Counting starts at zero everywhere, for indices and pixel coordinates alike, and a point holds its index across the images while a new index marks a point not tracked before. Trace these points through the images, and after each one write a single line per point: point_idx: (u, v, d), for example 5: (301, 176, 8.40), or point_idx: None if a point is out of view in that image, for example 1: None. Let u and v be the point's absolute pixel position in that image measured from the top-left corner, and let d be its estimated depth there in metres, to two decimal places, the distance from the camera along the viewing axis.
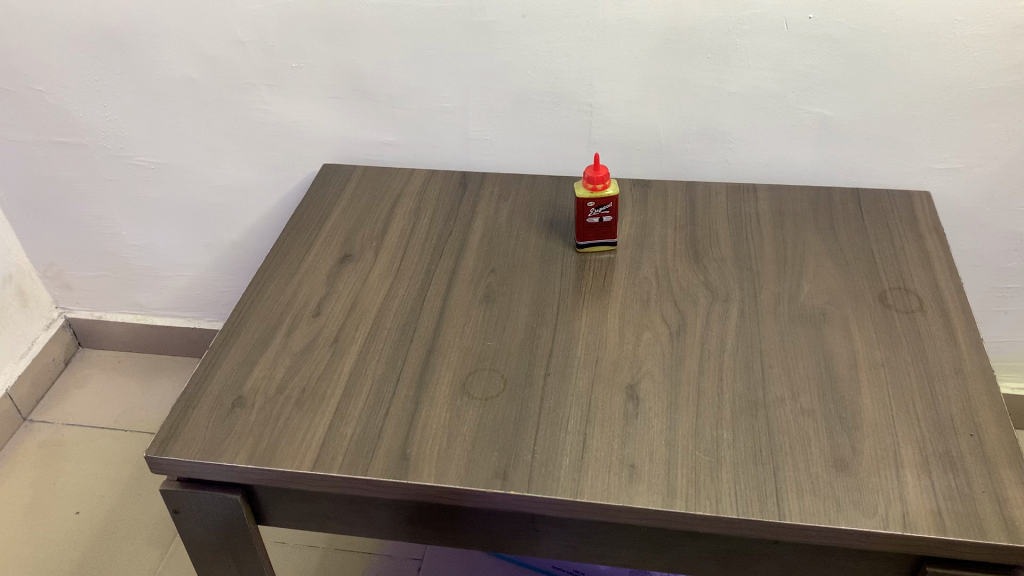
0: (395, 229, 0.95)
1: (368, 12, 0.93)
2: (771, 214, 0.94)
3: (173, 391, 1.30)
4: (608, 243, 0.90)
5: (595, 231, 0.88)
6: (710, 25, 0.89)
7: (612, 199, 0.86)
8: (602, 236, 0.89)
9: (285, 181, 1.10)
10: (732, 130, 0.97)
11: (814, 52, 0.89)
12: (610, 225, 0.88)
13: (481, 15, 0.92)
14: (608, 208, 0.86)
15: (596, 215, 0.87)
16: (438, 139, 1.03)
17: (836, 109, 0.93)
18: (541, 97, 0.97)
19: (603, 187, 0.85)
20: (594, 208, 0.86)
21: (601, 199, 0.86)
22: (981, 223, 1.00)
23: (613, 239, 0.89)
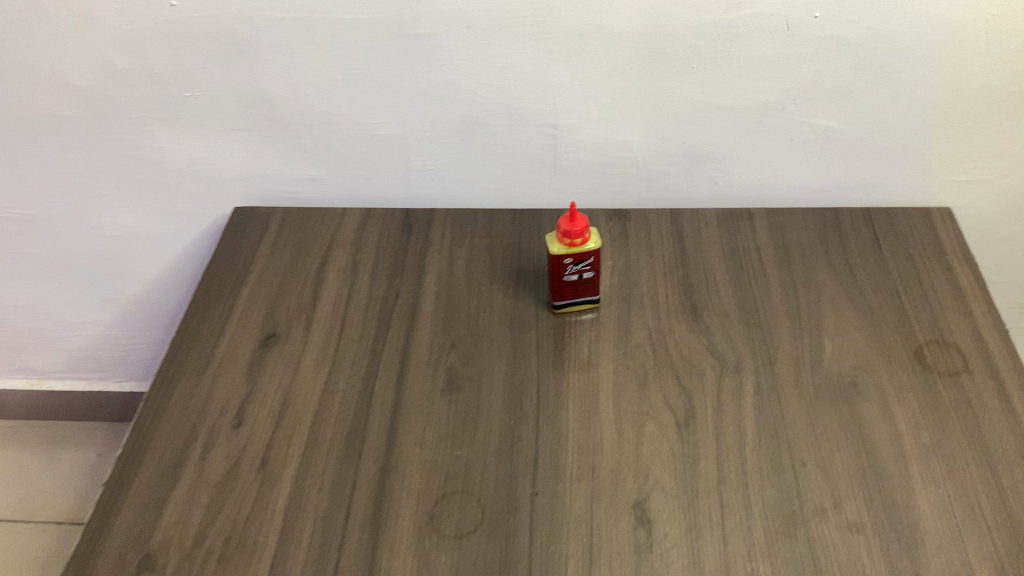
0: (329, 294, 0.78)
1: (274, 27, 0.75)
2: (775, 248, 0.80)
3: (84, 473, 1.14)
4: (589, 301, 0.74)
5: (574, 290, 0.73)
6: (696, 29, 0.73)
7: (593, 253, 0.70)
8: (582, 294, 0.74)
9: (191, 226, 0.92)
10: (723, 148, 0.82)
11: (820, 57, 0.75)
12: (592, 281, 0.73)
13: (416, 27, 0.74)
14: (588, 263, 0.71)
15: (573, 272, 0.72)
16: (372, 172, 0.86)
17: (845, 120, 0.79)
18: (494, 119, 0.81)
19: (582, 241, 0.70)
20: (571, 265, 0.71)
21: (580, 254, 0.70)
22: (1001, 237, 0.88)
23: (595, 296, 0.74)
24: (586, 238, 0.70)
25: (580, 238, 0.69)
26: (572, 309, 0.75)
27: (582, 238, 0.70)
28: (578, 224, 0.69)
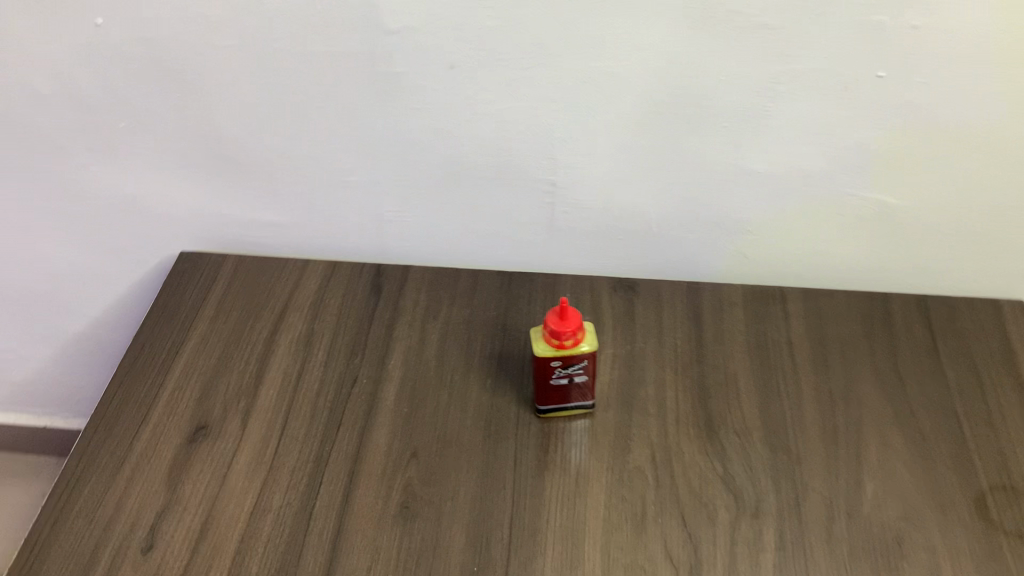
0: (276, 375, 0.66)
1: (219, 56, 0.62)
2: (810, 346, 0.67)
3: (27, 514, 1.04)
4: (581, 405, 0.62)
5: (562, 394, 0.61)
6: (730, 83, 0.59)
7: (586, 355, 0.58)
8: (572, 399, 0.61)
9: (136, 266, 0.80)
10: (755, 218, 0.68)
11: (881, 123, 0.60)
12: (585, 384, 0.60)
13: (387, 63, 0.61)
14: (580, 366, 0.59)
15: (561, 376, 0.59)
16: (339, 221, 0.73)
17: (904, 196, 0.65)
18: (481, 171, 0.67)
19: (573, 343, 0.57)
20: (559, 368, 0.58)
21: (570, 357, 0.57)
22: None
23: (589, 400, 0.62)
24: (578, 339, 0.57)
25: (570, 339, 0.57)
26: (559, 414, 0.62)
27: (574, 340, 0.57)
28: (569, 324, 0.56)
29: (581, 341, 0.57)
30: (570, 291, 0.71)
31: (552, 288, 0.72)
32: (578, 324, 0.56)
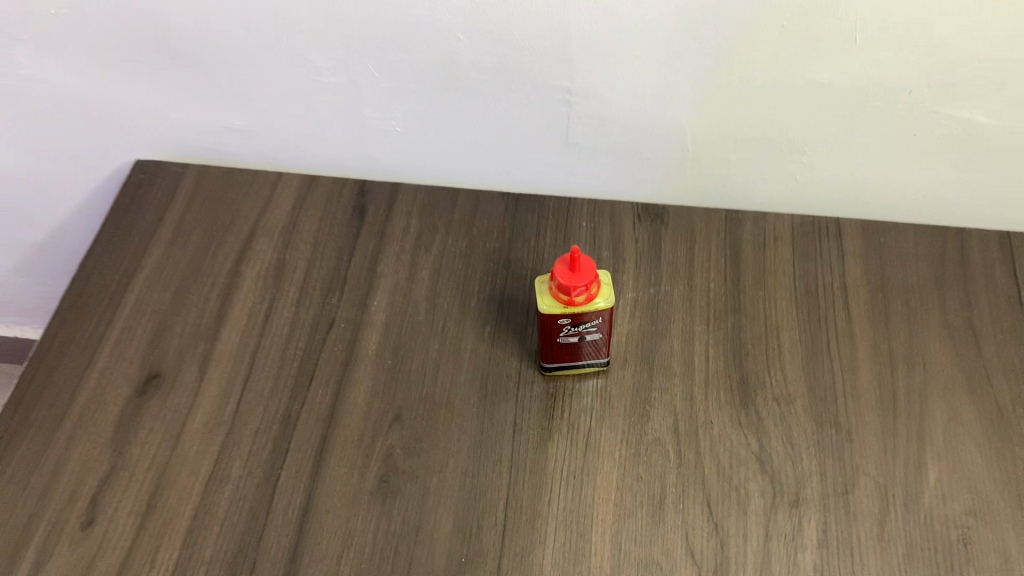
0: (240, 315, 0.57)
1: None
2: (869, 292, 0.56)
3: None
4: (595, 364, 0.52)
5: (571, 354, 0.51)
6: None
7: (600, 313, 0.48)
8: (583, 357, 0.52)
9: (90, 174, 0.70)
10: (811, 137, 0.56)
11: (983, 26, 0.47)
12: (599, 343, 0.51)
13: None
14: (593, 324, 0.49)
15: (570, 334, 0.50)
16: (316, 128, 0.62)
17: (999, 115, 0.52)
18: (480, 75, 0.55)
19: (584, 300, 0.47)
20: (567, 325, 0.49)
21: (580, 314, 0.48)
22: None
23: (603, 359, 0.52)
24: (591, 296, 0.47)
25: (582, 296, 0.47)
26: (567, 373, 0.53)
27: (585, 297, 0.47)
28: (580, 279, 0.46)
29: (594, 297, 0.48)
30: (586, 219, 0.61)
31: (566, 215, 0.61)
32: (592, 279, 0.47)
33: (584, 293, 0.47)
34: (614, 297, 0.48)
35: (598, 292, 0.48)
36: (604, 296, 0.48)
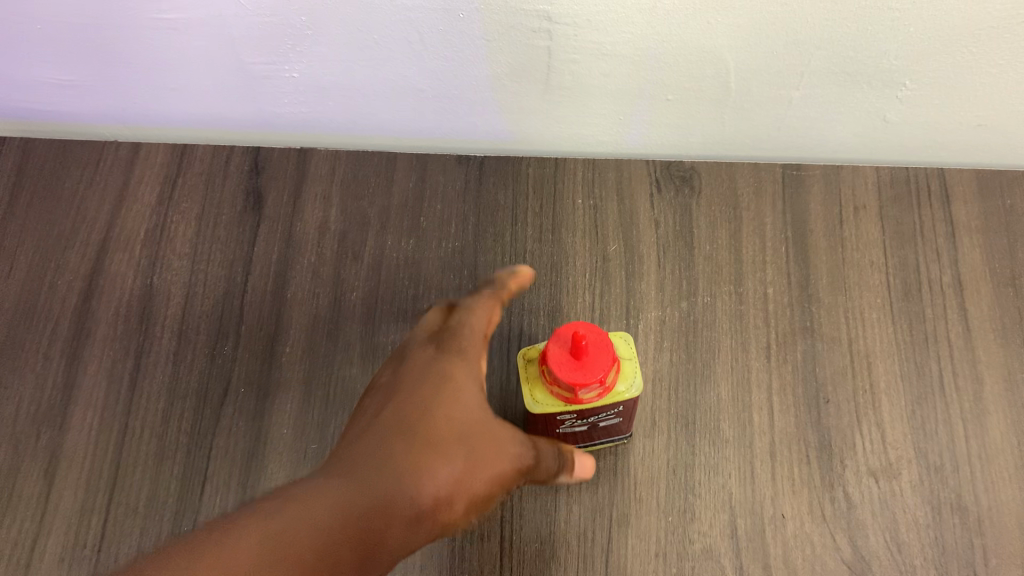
0: (94, 383, 0.39)
1: None
2: (994, 290, 0.39)
3: None
4: (610, 441, 0.37)
5: (573, 437, 0.35)
6: None
7: (621, 402, 0.32)
8: (593, 438, 0.36)
9: None
10: (921, 67, 0.36)
11: None
12: (616, 424, 0.35)
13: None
14: (609, 413, 0.33)
15: (574, 423, 0.33)
16: (170, 84, 0.41)
17: None
18: (410, 4, 0.34)
19: (596, 395, 0.31)
20: (570, 419, 0.32)
21: (589, 408, 0.32)
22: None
23: (624, 434, 0.36)
24: (607, 390, 0.31)
25: (592, 392, 0.31)
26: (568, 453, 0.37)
27: (596, 393, 0.31)
28: (590, 373, 0.30)
29: (611, 391, 0.31)
30: (583, 191, 0.43)
31: (554, 184, 0.43)
32: (609, 371, 0.30)
33: (595, 390, 0.30)
34: (642, 383, 0.32)
35: (616, 382, 0.31)
36: (626, 384, 0.32)
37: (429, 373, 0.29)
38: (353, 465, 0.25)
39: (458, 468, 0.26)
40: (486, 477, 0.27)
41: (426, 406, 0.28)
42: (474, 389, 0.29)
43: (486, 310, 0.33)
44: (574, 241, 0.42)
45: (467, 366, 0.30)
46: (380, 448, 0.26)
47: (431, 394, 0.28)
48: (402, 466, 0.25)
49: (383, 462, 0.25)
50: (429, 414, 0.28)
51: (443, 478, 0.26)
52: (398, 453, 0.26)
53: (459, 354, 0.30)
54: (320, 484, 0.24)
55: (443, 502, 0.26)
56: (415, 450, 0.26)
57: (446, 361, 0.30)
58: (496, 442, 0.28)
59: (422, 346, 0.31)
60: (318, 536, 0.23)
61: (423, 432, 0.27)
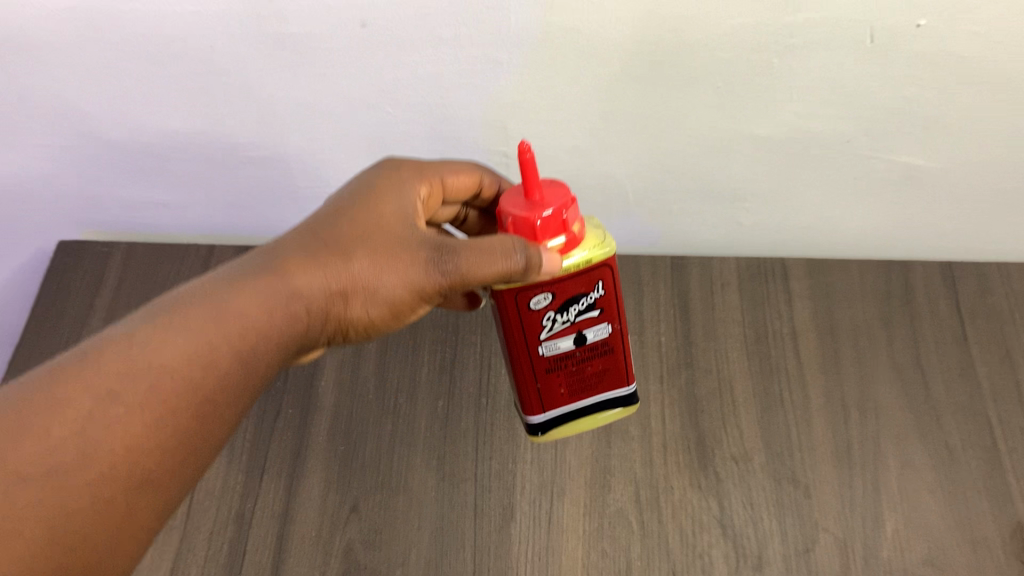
0: None
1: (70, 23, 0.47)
2: (818, 334, 0.56)
3: None
4: (605, 388, 0.45)
5: (571, 379, 0.44)
6: (728, 39, 0.46)
7: (599, 277, 0.40)
8: (590, 377, 0.45)
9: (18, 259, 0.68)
10: (753, 188, 0.56)
11: (919, 79, 0.48)
12: (605, 346, 0.43)
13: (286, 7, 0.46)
14: (591, 302, 0.41)
15: (561, 333, 0.42)
16: (247, 199, 0.61)
17: (945, 158, 0.52)
18: (413, 143, 0.54)
19: (564, 245, 0.39)
20: (550, 314, 0.41)
21: (569, 274, 0.39)
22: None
23: (621, 366, 0.45)
24: (574, 233, 0.39)
25: (558, 234, 0.38)
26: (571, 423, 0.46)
27: (568, 233, 0.39)
28: (546, 199, 0.38)
29: (579, 237, 0.39)
30: None
31: None
32: (567, 205, 0.38)
33: (561, 223, 0.38)
34: (611, 246, 0.39)
35: (579, 229, 0.39)
36: (598, 241, 0.39)
37: (369, 191, 0.42)
38: (280, 261, 0.39)
39: (357, 271, 0.39)
40: (385, 276, 0.40)
41: (351, 223, 0.41)
42: (400, 211, 0.42)
43: (457, 167, 0.46)
44: None
45: (405, 191, 0.43)
46: (304, 245, 0.39)
47: (360, 211, 0.41)
48: (312, 265, 0.39)
49: (297, 260, 0.39)
50: (353, 229, 0.40)
51: (343, 274, 0.39)
52: (314, 253, 0.39)
53: (401, 178, 0.44)
54: (248, 268, 0.39)
55: (334, 293, 0.39)
56: (328, 252, 0.39)
57: (386, 193, 0.43)
58: (406, 253, 0.40)
59: (381, 165, 0.45)
60: (202, 335, 0.35)
61: (337, 243, 0.40)
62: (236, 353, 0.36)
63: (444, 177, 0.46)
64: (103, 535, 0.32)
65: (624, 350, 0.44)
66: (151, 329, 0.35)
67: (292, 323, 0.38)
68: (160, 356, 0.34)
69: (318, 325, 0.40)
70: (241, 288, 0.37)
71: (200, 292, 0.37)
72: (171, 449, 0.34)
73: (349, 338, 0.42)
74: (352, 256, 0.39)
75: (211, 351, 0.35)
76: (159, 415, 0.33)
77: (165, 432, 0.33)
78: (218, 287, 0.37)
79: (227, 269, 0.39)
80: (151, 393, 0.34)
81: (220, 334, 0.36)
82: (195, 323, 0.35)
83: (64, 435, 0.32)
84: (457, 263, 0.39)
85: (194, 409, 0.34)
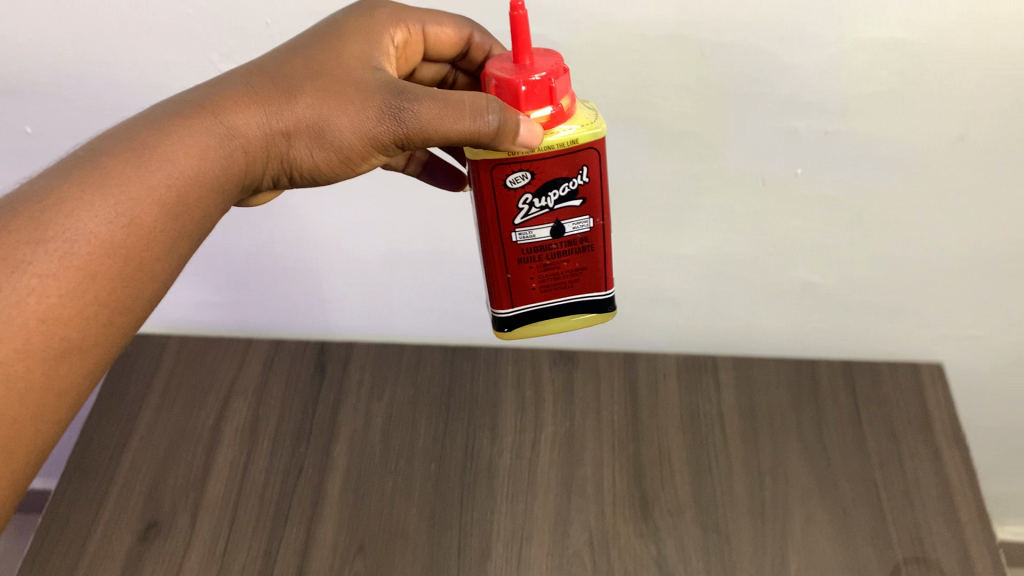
0: (222, 463, 0.68)
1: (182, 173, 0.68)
2: (740, 416, 0.70)
3: None
4: (579, 284, 0.48)
5: (544, 275, 0.47)
6: (656, 180, 0.64)
7: (583, 160, 0.43)
8: (566, 270, 0.48)
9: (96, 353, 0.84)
10: (683, 295, 0.74)
11: (801, 214, 0.65)
12: (583, 241, 0.47)
13: None
14: (568, 188, 0.44)
15: (538, 220, 0.45)
16: (288, 301, 0.80)
17: (828, 275, 0.70)
18: (416, 257, 0.73)
19: (547, 118, 0.42)
20: (528, 198, 0.44)
21: (550, 150, 0.42)
22: (994, 415, 0.78)
23: (594, 276, 0.48)
24: (561, 105, 0.42)
25: (541, 105, 0.42)
26: (541, 322, 0.49)
27: (553, 100, 0.42)
28: (536, 67, 0.42)
29: (565, 110, 0.42)
30: (511, 364, 0.75)
31: (495, 360, 0.75)
32: (554, 76, 0.41)
33: (549, 89, 0.41)
34: (599, 128, 0.43)
35: (567, 104, 0.43)
36: (588, 121, 0.43)
37: (325, 40, 0.46)
38: (225, 107, 0.43)
39: (302, 115, 0.44)
40: (327, 113, 0.44)
41: (302, 61, 0.45)
42: (354, 54, 0.46)
43: (448, 23, 0.52)
44: (506, 393, 0.72)
45: (363, 39, 0.47)
46: (249, 81, 0.44)
47: (314, 56, 0.45)
48: (257, 103, 0.43)
49: (245, 97, 0.43)
50: (303, 68, 0.45)
51: (288, 114, 0.44)
52: (266, 85, 0.44)
53: (365, 33, 0.48)
54: (191, 104, 0.43)
55: (278, 130, 0.44)
56: (278, 92, 0.44)
57: (349, 35, 0.47)
58: (352, 97, 0.44)
59: (350, 14, 0.49)
60: (159, 180, 0.40)
61: (284, 86, 0.44)
62: (167, 197, 0.40)
63: (425, 24, 0.51)
64: (58, 357, 0.36)
65: (602, 247, 0.47)
66: (94, 178, 0.38)
67: (229, 160, 0.43)
68: (111, 218, 0.38)
69: (262, 158, 0.45)
70: (183, 128, 0.42)
71: (154, 119, 0.42)
72: (101, 313, 0.38)
73: (298, 175, 0.47)
74: (298, 94, 0.44)
75: (151, 190, 0.40)
76: (90, 282, 0.37)
77: (104, 289, 0.38)
78: (161, 125, 0.42)
79: (175, 98, 0.44)
80: (100, 236, 0.38)
81: (163, 175, 0.40)
82: (137, 159, 0.40)
83: (48, 277, 0.36)
84: (417, 111, 0.43)
85: (124, 256, 0.39)
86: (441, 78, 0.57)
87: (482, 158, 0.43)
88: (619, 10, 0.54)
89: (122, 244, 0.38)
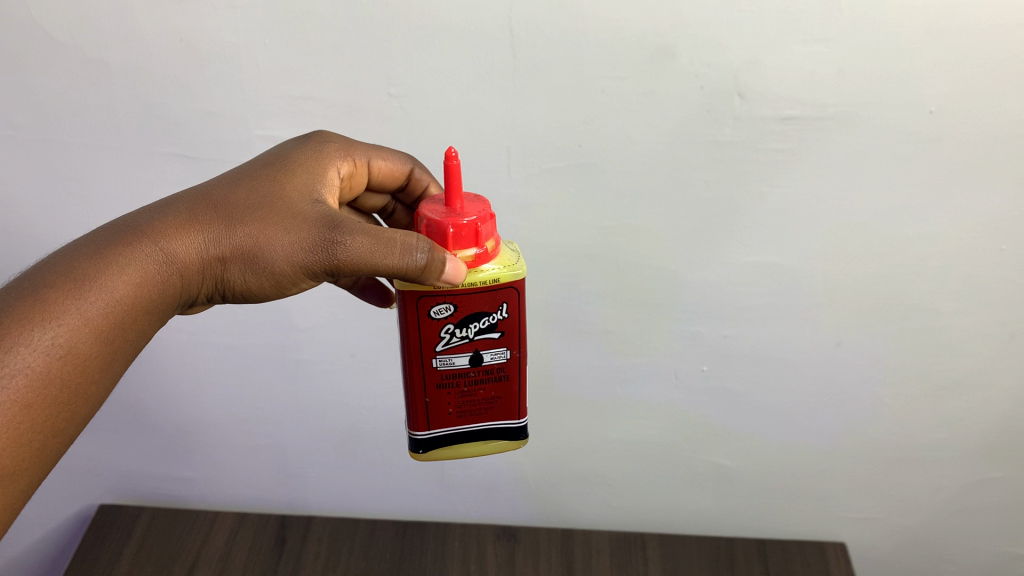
0: None
1: (166, 359, 0.77)
2: None
3: None
4: (493, 416, 0.52)
5: (460, 401, 0.51)
6: (586, 371, 0.75)
7: (503, 298, 0.48)
8: (483, 400, 0.51)
9: (65, 526, 0.89)
10: (613, 474, 0.83)
11: (711, 404, 0.76)
12: (501, 372, 0.51)
13: (306, 343, 0.75)
14: (489, 323, 0.48)
15: (458, 348, 0.49)
16: (251, 475, 0.87)
17: (736, 458, 0.80)
18: (376, 435, 0.82)
19: (473, 259, 0.47)
20: (451, 328, 0.48)
21: (471, 286, 0.47)
22: None
23: (507, 411, 0.52)
24: (485, 247, 0.47)
25: (469, 249, 0.47)
26: (454, 447, 0.52)
27: (478, 242, 0.47)
28: (466, 211, 0.47)
29: (489, 251, 0.48)
30: (458, 538, 0.82)
31: (443, 534, 0.82)
32: (481, 225, 0.47)
33: (475, 232, 0.46)
34: (519, 272, 0.48)
35: (491, 246, 0.48)
36: (510, 263, 0.48)
37: (270, 171, 0.48)
38: (168, 235, 0.43)
39: (242, 242, 0.44)
40: (266, 239, 0.45)
41: (243, 193, 0.46)
42: (297, 186, 0.48)
43: (388, 159, 0.57)
44: (451, 565, 0.79)
45: (308, 173, 0.49)
46: (190, 208, 0.45)
47: (259, 185, 0.47)
48: (199, 231, 0.44)
49: (188, 226, 0.44)
50: (247, 196, 0.46)
51: (228, 241, 0.44)
52: (211, 213, 0.45)
53: (309, 168, 0.50)
54: (133, 231, 0.43)
55: (218, 256, 0.44)
56: (217, 220, 0.45)
57: (293, 170, 0.49)
58: (291, 225, 0.45)
59: (299, 150, 0.51)
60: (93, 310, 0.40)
61: (227, 214, 0.45)
62: (96, 328, 0.40)
63: (372, 157, 0.55)
64: None
65: (518, 382, 0.51)
66: (28, 308, 0.38)
67: (163, 287, 0.43)
68: (44, 347, 0.38)
69: (195, 283, 0.45)
70: (122, 256, 0.42)
71: (93, 244, 0.42)
72: (31, 441, 0.37)
73: (227, 297, 0.47)
74: (237, 223, 0.45)
75: (85, 320, 0.40)
76: (20, 414, 0.37)
77: (32, 422, 0.37)
78: (99, 254, 0.41)
79: (113, 223, 0.44)
80: (37, 368, 0.37)
81: (99, 304, 0.40)
82: (74, 288, 0.40)
83: None
84: (352, 244, 0.44)
85: (54, 386, 0.38)
86: (381, 208, 0.63)
87: (408, 289, 0.47)
88: (550, 236, 0.67)
89: (53, 376, 0.38)
